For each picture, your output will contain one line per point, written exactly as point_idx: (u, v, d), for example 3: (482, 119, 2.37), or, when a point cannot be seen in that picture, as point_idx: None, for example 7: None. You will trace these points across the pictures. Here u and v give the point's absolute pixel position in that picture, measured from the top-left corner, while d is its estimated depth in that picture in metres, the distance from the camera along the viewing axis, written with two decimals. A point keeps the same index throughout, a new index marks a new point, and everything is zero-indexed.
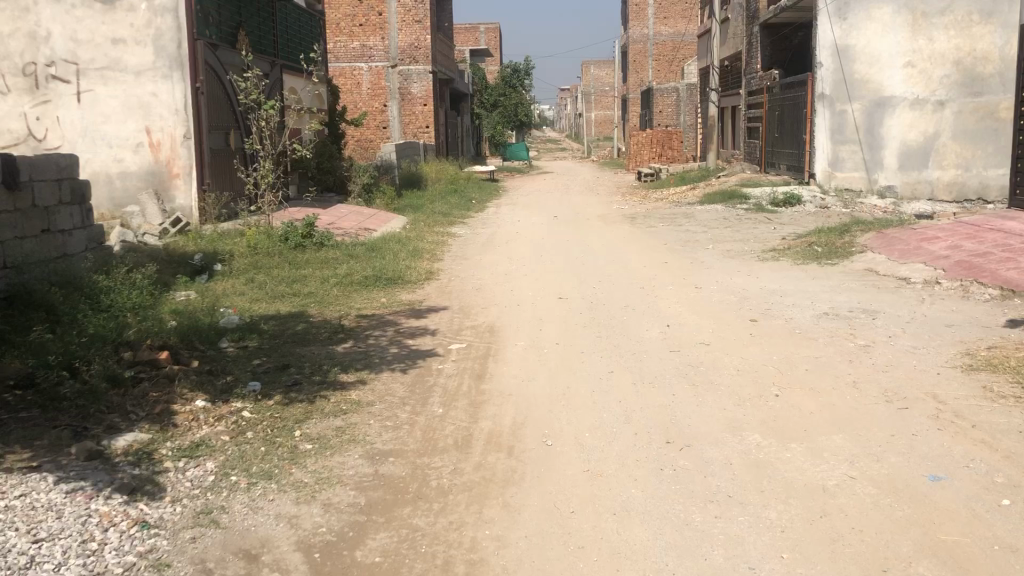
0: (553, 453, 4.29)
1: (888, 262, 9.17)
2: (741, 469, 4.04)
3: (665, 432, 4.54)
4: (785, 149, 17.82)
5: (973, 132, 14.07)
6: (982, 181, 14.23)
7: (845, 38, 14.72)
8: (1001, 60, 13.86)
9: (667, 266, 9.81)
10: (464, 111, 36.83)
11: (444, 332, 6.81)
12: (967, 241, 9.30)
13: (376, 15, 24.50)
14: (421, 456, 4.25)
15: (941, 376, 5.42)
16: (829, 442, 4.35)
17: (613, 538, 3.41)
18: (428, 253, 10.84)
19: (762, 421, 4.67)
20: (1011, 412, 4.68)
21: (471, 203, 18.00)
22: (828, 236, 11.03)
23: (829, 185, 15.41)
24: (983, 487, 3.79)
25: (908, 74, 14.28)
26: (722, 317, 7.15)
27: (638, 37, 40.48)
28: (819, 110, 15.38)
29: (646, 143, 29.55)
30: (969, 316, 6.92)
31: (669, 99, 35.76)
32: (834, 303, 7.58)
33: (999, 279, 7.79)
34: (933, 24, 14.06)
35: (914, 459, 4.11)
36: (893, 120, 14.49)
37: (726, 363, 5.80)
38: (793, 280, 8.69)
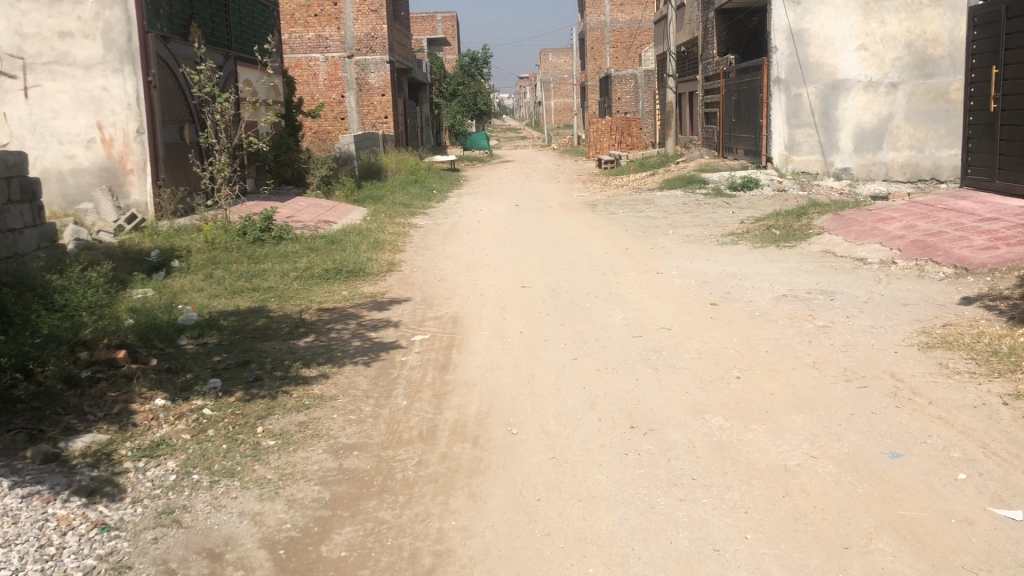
0: (518, 441, 4.29)
1: (844, 243, 9.30)
2: (703, 452, 4.08)
3: (629, 416, 4.58)
4: (742, 134, 18.00)
5: (927, 114, 14.31)
6: (935, 161, 14.49)
7: (799, 21, 14.73)
8: (951, 43, 14.08)
9: (629, 252, 9.86)
10: (423, 101, 36.64)
11: (407, 324, 6.78)
12: (921, 221, 9.45)
13: (331, 5, 24.29)
14: (386, 449, 4.23)
15: (898, 354, 5.51)
16: (790, 423, 4.40)
17: (579, 525, 3.43)
18: (390, 244, 10.81)
19: (724, 404, 4.71)
20: (966, 388, 4.79)
21: (432, 193, 17.95)
22: (785, 220, 11.15)
23: (785, 168, 15.47)
24: (940, 462, 3.87)
25: (861, 57, 14.48)
26: (682, 301, 7.22)
27: (595, 25, 40.55)
28: (773, 94, 15.35)
29: (605, 130, 29.65)
30: (925, 295, 7.03)
31: (627, 86, 35.68)
32: (792, 285, 7.67)
33: (952, 257, 7.92)
34: (884, 7, 14.22)
35: (873, 437, 4.17)
36: (847, 103, 14.69)
37: (688, 347, 5.84)
38: (753, 264, 8.78)
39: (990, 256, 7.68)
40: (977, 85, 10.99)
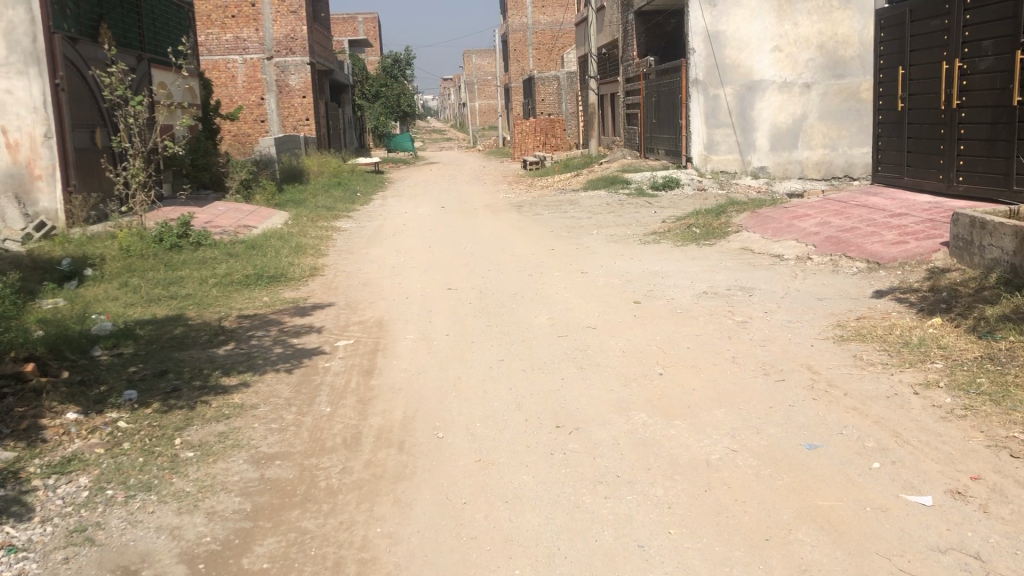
0: (444, 445, 4.27)
1: (762, 240, 9.53)
2: (627, 449, 4.12)
3: (555, 416, 4.60)
4: (662, 134, 18.28)
5: (838, 113, 14.73)
6: (847, 160, 14.90)
7: (715, 23, 15.11)
8: (860, 44, 14.56)
9: (554, 253, 9.92)
10: (346, 103, 36.25)
11: (330, 329, 6.69)
12: (835, 217, 9.74)
13: (249, 6, 23.88)
14: (309, 457, 4.16)
15: (815, 347, 5.66)
16: (711, 417, 4.48)
17: (506, 526, 3.42)
18: (312, 248, 10.65)
19: (648, 400, 4.77)
20: (878, 379, 4.95)
21: (355, 196, 17.78)
22: (705, 218, 11.36)
23: (705, 168, 15.88)
24: (855, 452, 3.99)
25: (776, 58, 14.83)
26: (607, 300, 7.28)
27: (517, 27, 40.74)
28: (692, 95, 15.81)
29: (530, 131, 29.78)
30: (838, 289, 7.24)
31: (551, 87, 35.92)
32: (713, 282, 7.82)
33: (864, 252, 8.17)
34: (796, 9, 14.60)
35: (791, 430, 4.27)
36: (763, 103, 15.02)
37: (612, 345, 5.89)
38: (675, 262, 8.92)
39: (900, 250, 7.94)
40: (885, 85, 11.37)
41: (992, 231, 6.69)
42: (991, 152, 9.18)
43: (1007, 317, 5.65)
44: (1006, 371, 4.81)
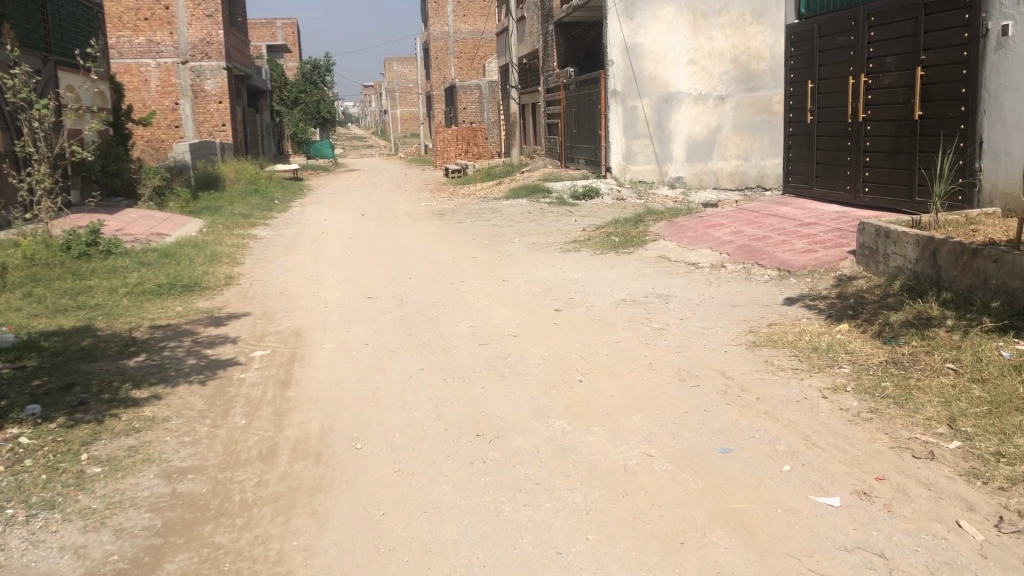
0: (362, 456, 4.22)
1: (679, 248, 9.72)
2: (547, 456, 4.15)
3: (474, 425, 4.60)
4: (582, 144, 18.50)
5: (752, 125, 15.13)
6: (760, 170, 15.33)
7: (634, 36, 15.40)
8: (772, 58, 15.04)
9: (475, 261, 9.94)
10: (264, 109, 35.67)
11: (246, 339, 6.56)
12: (748, 226, 10.00)
13: (162, 9, 23.32)
14: (223, 470, 4.07)
15: (728, 353, 5.80)
16: (628, 423, 4.54)
17: (425, 537, 3.40)
18: (228, 257, 10.44)
19: (567, 407, 4.82)
20: (789, 383, 5.09)
21: (273, 204, 17.48)
22: (623, 227, 11.53)
23: (623, 178, 16.17)
24: (767, 455, 4.09)
25: (692, 71, 15.15)
26: (528, 308, 7.33)
27: (438, 35, 40.75)
28: (611, 107, 16.05)
29: (452, 140, 29.76)
30: (751, 296, 7.44)
31: (472, 96, 36.00)
32: (631, 289, 7.93)
33: (776, 260, 8.40)
34: (711, 24, 14.92)
35: (706, 434, 4.36)
36: (679, 115, 15.34)
37: (532, 353, 5.92)
38: (595, 270, 9.02)
39: (810, 258, 8.20)
40: (795, 98, 11.71)
41: (895, 240, 6.96)
42: (894, 163, 9.55)
43: (909, 323, 5.89)
44: (908, 375, 5.01)
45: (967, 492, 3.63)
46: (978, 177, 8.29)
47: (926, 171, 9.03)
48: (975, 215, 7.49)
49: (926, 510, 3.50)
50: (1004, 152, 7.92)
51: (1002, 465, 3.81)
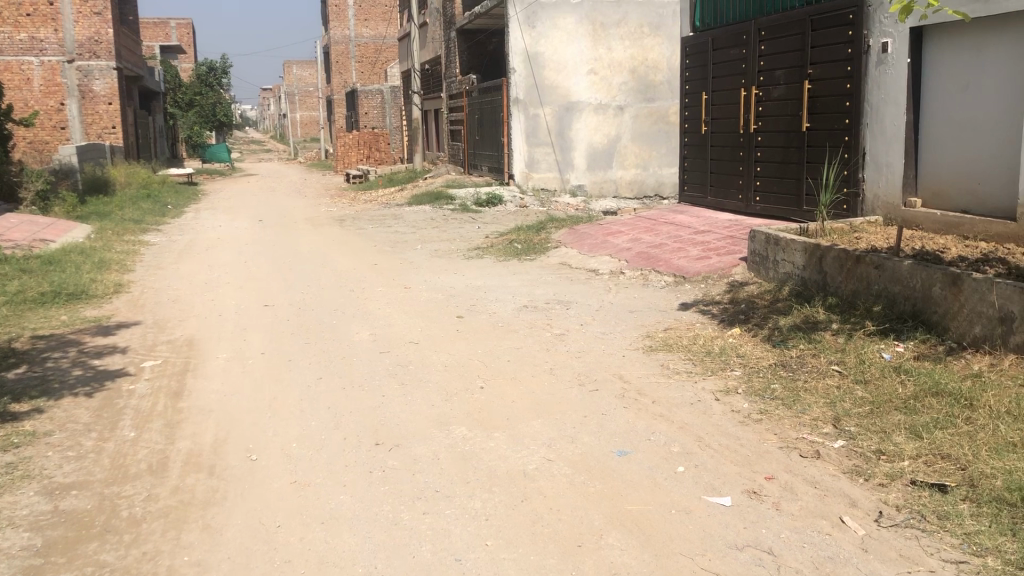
0: (258, 467, 4.13)
1: (579, 255, 9.86)
2: (447, 463, 4.14)
3: (374, 433, 4.55)
4: (485, 151, 18.57)
5: (649, 135, 15.54)
6: (657, 179, 15.77)
7: (534, 45, 15.49)
8: (668, 70, 15.52)
9: (377, 267, 9.86)
10: (156, 111, 34.60)
11: (136, 349, 6.34)
12: (645, 234, 10.23)
13: (47, 5, 22.33)
14: (110, 485, 3.92)
15: (626, 357, 5.91)
16: (529, 428, 4.58)
17: (322, 548, 3.35)
18: (117, 264, 10.06)
19: (468, 413, 4.83)
20: (683, 386, 5.23)
21: (166, 208, 16.95)
22: (525, 234, 11.63)
23: (526, 186, 16.16)
24: (662, 457, 4.19)
25: (592, 81, 15.39)
26: (429, 315, 7.30)
27: (339, 39, 40.29)
28: (512, 114, 15.98)
29: (353, 145, 29.41)
30: (649, 302, 7.61)
31: (374, 101, 35.70)
32: (532, 296, 8.01)
33: (672, 267, 8.62)
34: (610, 34, 15.27)
35: (604, 437, 4.44)
36: (580, 124, 15.53)
37: (433, 360, 5.91)
38: (497, 276, 9.07)
39: (704, 265, 8.43)
40: (690, 109, 12.00)
41: (784, 247, 7.23)
42: (784, 173, 9.91)
43: (797, 327, 6.14)
44: (796, 377, 5.22)
45: (850, 489, 3.80)
46: (861, 188, 8.66)
47: (813, 181, 9.40)
48: (858, 223, 7.84)
49: (811, 507, 3.65)
50: (885, 163, 8.27)
51: (881, 462, 4.01)
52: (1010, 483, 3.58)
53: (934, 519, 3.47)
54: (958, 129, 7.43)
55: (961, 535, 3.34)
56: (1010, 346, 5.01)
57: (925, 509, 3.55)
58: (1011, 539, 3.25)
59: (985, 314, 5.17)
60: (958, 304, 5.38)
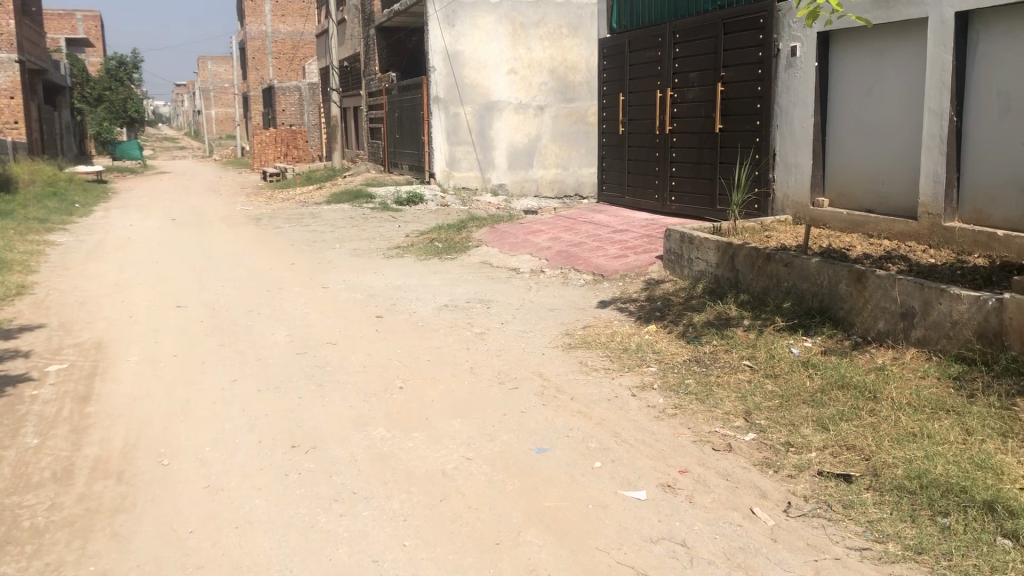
0: (170, 472, 4.03)
1: (500, 254, 9.88)
2: (364, 464, 4.11)
3: (290, 435, 4.49)
4: (405, 149, 18.46)
5: (569, 135, 15.66)
6: (578, 179, 15.88)
7: (455, 43, 15.46)
8: (587, 70, 15.62)
9: (295, 267, 9.70)
10: (62, 106, 33.38)
11: (40, 353, 6.10)
12: (565, 233, 10.31)
13: None
14: (12, 495, 3.78)
15: (545, 355, 5.95)
16: (448, 428, 4.57)
17: (235, 553, 3.29)
18: (20, 264, 9.66)
19: (386, 414, 4.80)
20: (602, 383, 5.30)
21: (73, 207, 16.38)
22: (446, 233, 11.60)
23: (447, 184, 16.08)
24: (580, 453, 4.23)
25: (512, 80, 15.46)
26: (348, 315, 7.22)
27: (255, 34, 39.52)
28: (433, 113, 15.91)
29: (270, 142, 28.88)
30: (568, 300, 7.67)
31: (292, 98, 35.11)
32: (453, 295, 7.99)
33: (591, 265, 8.71)
34: (530, 34, 15.36)
35: (522, 435, 4.46)
36: (500, 123, 15.61)
37: (351, 361, 5.85)
38: (417, 275, 9.01)
39: (622, 263, 8.54)
40: (608, 110, 12.16)
41: (698, 245, 7.37)
42: (698, 173, 10.12)
43: (711, 324, 6.27)
44: (710, 373, 5.33)
45: (760, 480, 3.91)
46: (772, 188, 8.90)
47: (726, 181, 9.62)
48: (769, 222, 8.06)
49: (723, 499, 3.74)
50: (794, 163, 8.53)
51: (790, 454, 4.13)
52: (910, 471, 3.74)
53: (839, 508, 3.60)
54: (862, 131, 7.71)
55: (865, 522, 3.46)
56: (911, 340, 5.22)
57: (831, 498, 3.67)
58: (911, 525, 3.40)
59: (889, 309, 5.38)
60: (863, 300, 5.58)
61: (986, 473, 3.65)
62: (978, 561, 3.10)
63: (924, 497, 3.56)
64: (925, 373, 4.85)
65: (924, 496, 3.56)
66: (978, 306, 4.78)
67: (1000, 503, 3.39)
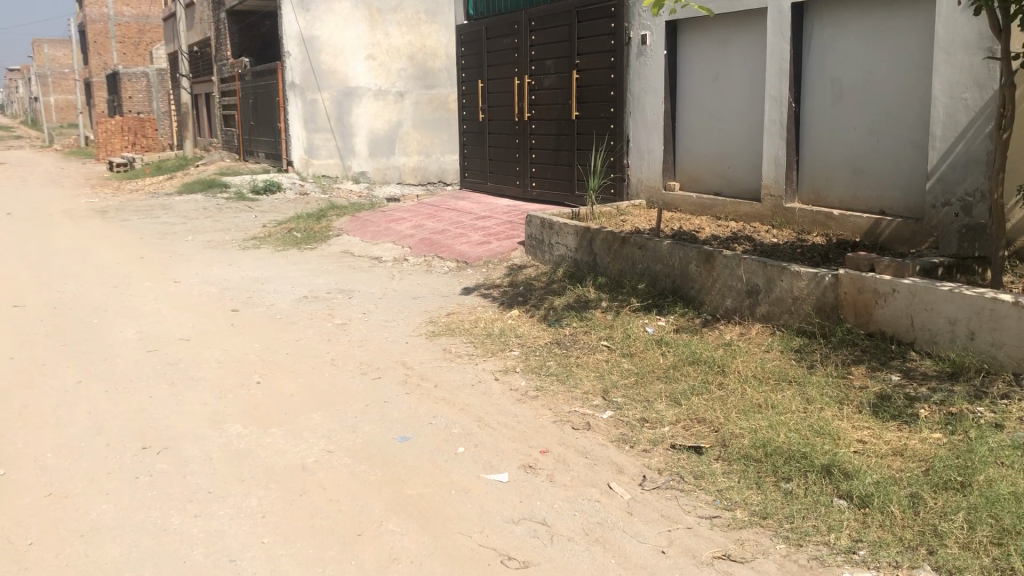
0: (8, 482, 3.80)
1: (362, 243, 9.75)
2: (221, 462, 3.99)
3: (140, 437, 4.30)
4: (261, 137, 17.94)
5: (431, 122, 15.69)
6: (440, 166, 15.92)
7: (310, 28, 15.04)
8: (446, 57, 15.75)
9: (144, 261, 9.27)
10: None
11: None
12: (427, 220, 10.28)
13: None
14: None
15: (408, 344, 5.92)
16: (308, 421, 4.49)
17: (80, 562, 3.14)
18: None
19: (243, 410, 4.67)
20: (465, 369, 5.33)
21: None
22: (305, 222, 11.34)
23: (306, 172, 15.57)
24: (442, 440, 4.24)
25: (370, 66, 15.27)
26: (202, 310, 6.97)
27: (96, 17, 37.45)
28: (289, 99, 15.30)
29: (116, 131, 27.50)
30: (431, 288, 7.66)
31: (139, 84, 33.51)
32: (313, 286, 7.83)
33: (454, 252, 8.71)
34: (387, 20, 15.21)
35: (384, 425, 4.43)
36: (360, 110, 15.37)
37: (206, 357, 5.65)
38: (275, 267, 8.78)
39: (485, 250, 8.58)
40: (467, 97, 12.19)
41: (558, 230, 7.50)
42: (557, 159, 10.27)
43: (571, 306, 6.40)
44: (570, 354, 5.45)
45: (617, 456, 4.02)
46: (627, 173, 9.12)
47: (583, 166, 9.81)
48: (624, 207, 8.28)
49: (582, 476, 3.83)
50: (646, 149, 8.77)
51: (645, 429, 4.27)
52: (755, 441, 3.93)
53: (691, 479, 3.75)
54: (710, 118, 8.00)
55: (714, 492, 3.62)
56: (757, 315, 5.49)
57: (683, 470, 3.82)
58: (756, 492, 3.58)
59: (735, 287, 5.63)
60: (712, 279, 5.82)
61: (824, 439, 3.88)
62: (817, 522, 3.31)
63: (768, 465, 3.75)
64: (769, 346, 5.10)
65: (768, 463, 3.76)
66: (816, 282, 5.11)
67: (836, 466, 3.62)
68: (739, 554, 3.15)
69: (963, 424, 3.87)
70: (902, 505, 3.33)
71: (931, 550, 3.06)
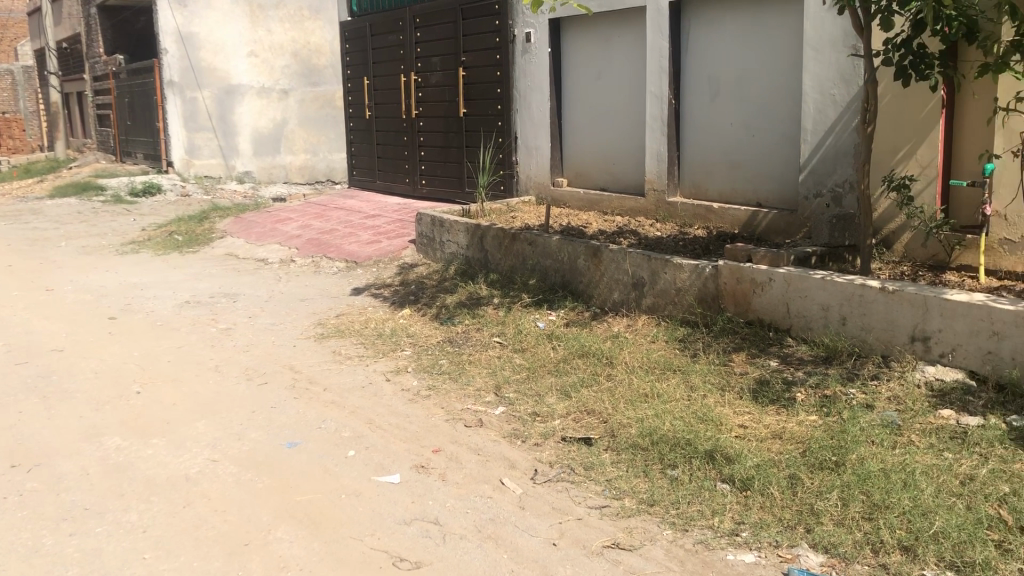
0: None
1: (246, 245, 9.51)
2: (98, 477, 3.82)
3: (9, 456, 4.08)
4: (138, 137, 17.26)
5: (317, 120, 15.47)
6: (328, 164, 15.73)
7: (187, 25, 14.48)
8: (331, 53, 15.53)
9: (13, 269, 8.79)
10: None
11: None
12: (315, 220, 10.10)
13: None
14: None
15: (296, 347, 5.81)
16: (191, 431, 4.35)
17: None
18: None
19: (122, 422, 4.49)
20: (355, 370, 5.26)
21: None
22: (187, 224, 10.98)
23: (187, 174, 14.90)
24: (331, 444, 4.18)
25: (252, 63, 14.93)
26: (77, 319, 6.66)
27: None
28: (165, 98, 14.64)
29: None
30: (320, 289, 7.53)
31: None
32: (195, 291, 7.58)
33: (343, 253, 8.58)
34: (269, 16, 14.94)
35: (272, 431, 4.34)
36: (242, 108, 14.97)
37: (82, 368, 5.40)
38: (156, 272, 8.47)
39: (374, 249, 8.49)
40: (354, 94, 12.02)
41: (449, 228, 7.49)
42: (446, 157, 10.25)
43: (462, 304, 6.40)
44: (462, 352, 5.44)
45: (509, 451, 4.05)
46: (515, 169, 9.16)
47: (472, 163, 9.82)
48: (513, 203, 8.32)
49: (474, 473, 3.84)
50: (533, 146, 8.84)
51: (536, 423, 4.31)
52: (642, 430, 4.02)
53: (581, 470, 3.81)
54: (594, 114, 8.14)
55: (603, 482, 3.68)
56: (642, 307, 5.61)
57: (574, 462, 3.88)
58: (643, 480, 3.66)
59: (621, 280, 5.75)
60: (599, 273, 5.91)
61: (707, 425, 4.00)
62: (702, 506, 3.40)
63: (655, 453, 3.84)
64: (654, 337, 5.22)
65: (655, 451, 3.84)
66: (698, 273, 5.27)
67: (719, 452, 3.74)
68: (628, 543, 3.21)
69: (837, 405, 4.06)
70: (780, 486, 3.46)
71: (808, 528, 3.19)
